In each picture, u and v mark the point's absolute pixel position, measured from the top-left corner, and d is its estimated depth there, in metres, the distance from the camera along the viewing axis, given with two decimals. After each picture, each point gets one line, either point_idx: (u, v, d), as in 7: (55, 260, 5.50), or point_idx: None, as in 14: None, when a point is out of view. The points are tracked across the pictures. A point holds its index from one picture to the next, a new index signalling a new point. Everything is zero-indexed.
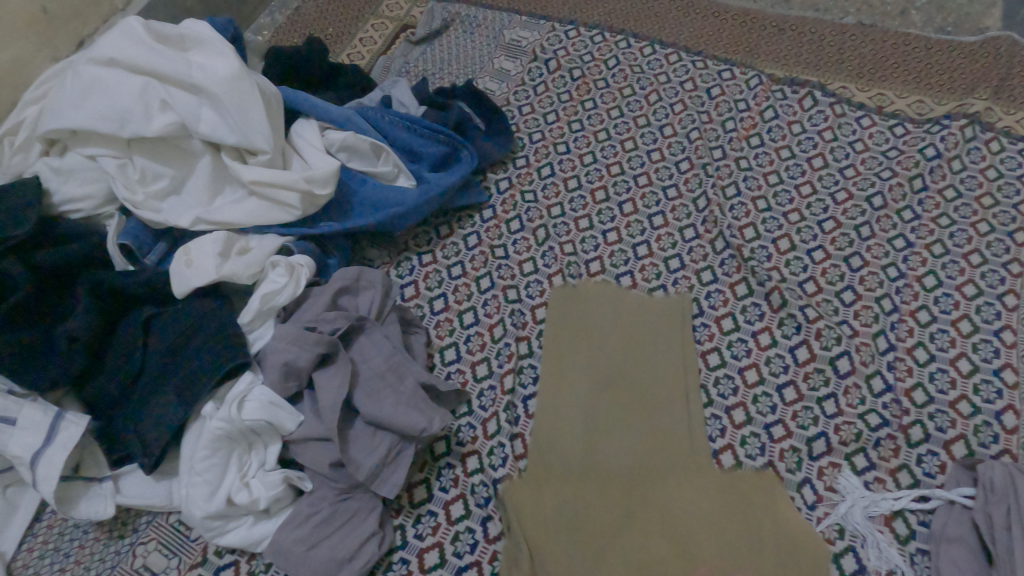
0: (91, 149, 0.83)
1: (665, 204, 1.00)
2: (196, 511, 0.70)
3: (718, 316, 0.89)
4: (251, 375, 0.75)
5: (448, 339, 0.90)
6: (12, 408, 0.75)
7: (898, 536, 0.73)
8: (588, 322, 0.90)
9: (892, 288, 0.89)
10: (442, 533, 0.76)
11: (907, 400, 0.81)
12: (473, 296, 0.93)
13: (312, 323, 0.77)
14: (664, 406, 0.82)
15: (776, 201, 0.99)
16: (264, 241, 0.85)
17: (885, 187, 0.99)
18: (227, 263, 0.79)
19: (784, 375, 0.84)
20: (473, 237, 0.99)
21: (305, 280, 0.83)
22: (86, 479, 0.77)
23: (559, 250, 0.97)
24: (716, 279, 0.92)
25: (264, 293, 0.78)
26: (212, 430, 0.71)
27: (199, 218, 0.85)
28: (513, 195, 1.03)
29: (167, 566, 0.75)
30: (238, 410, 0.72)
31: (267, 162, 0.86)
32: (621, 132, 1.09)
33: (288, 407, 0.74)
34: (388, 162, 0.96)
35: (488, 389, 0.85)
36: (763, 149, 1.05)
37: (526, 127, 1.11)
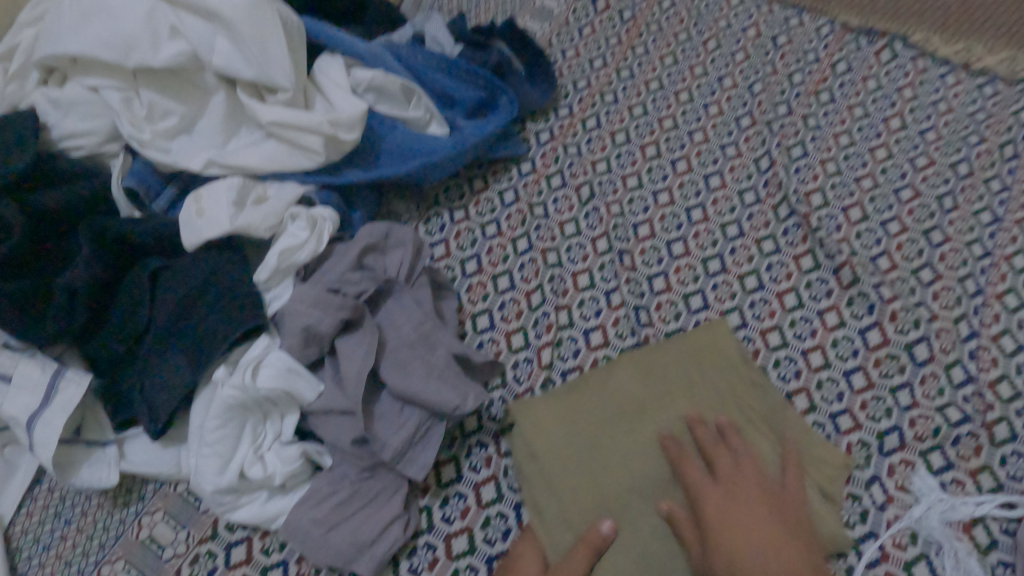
0: (93, 80, 0.74)
1: (723, 164, 0.91)
2: (206, 485, 0.64)
3: (780, 291, 0.81)
4: (267, 338, 0.68)
5: (481, 305, 0.82)
6: (7, 365, 0.69)
7: (978, 545, 0.66)
8: (636, 292, 0.82)
9: (977, 267, 0.80)
10: (472, 517, 0.70)
11: (991, 393, 0.73)
12: (509, 259, 0.85)
13: (335, 285, 0.69)
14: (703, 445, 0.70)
15: (848, 165, 0.89)
16: (283, 189, 0.76)
17: (972, 154, 0.88)
18: (242, 213, 0.71)
19: (852, 360, 0.76)
20: (510, 193, 0.90)
21: (328, 235, 0.74)
22: (88, 443, 0.71)
23: (605, 211, 0.88)
24: (778, 250, 0.83)
25: (283, 249, 0.70)
26: (223, 399, 0.64)
27: (211, 161, 0.76)
28: (554, 148, 0.94)
29: (174, 540, 0.70)
30: (252, 377, 0.65)
31: (288, 101, 0.77)
32: (675, 82, 0.99)
33: (308, 375, 0.67)
34: (419, 107, 0.87)
35: (524, 362, 0.78)
36: (834, 106, 0.94)
37: (570, 73, 1.00)
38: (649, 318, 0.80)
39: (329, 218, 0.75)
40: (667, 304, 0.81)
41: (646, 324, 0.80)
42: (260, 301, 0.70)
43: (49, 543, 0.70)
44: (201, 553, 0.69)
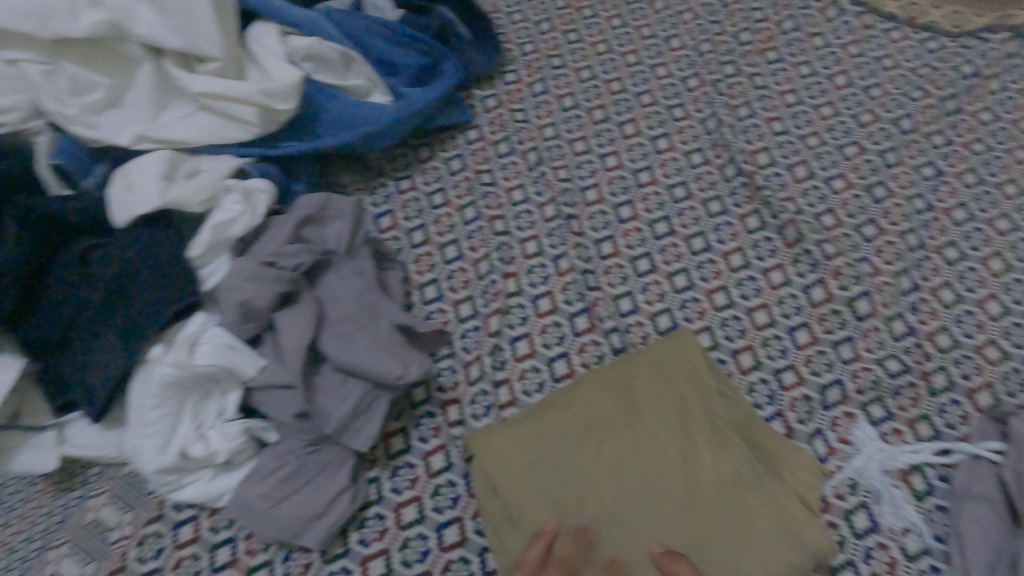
0: (8, 52, 0.71)
1: (671, 126, 0.90)
2: (146, 466, 0.63)
3: (726, 251, 0.81)
4: (203, 316, 0.67)
5: (428, 275, 0.81)
6: None
7: (915, 492, 0.67)
8: (584, 257, 0.81)
9: (919, 222, 0.81)
10: (421, 487, 0.70)
11: (931, 344, 0.74)
12: (456, 228, 0.84)
13: (271, 257, 0.68)
14: (673, 447, 0.65)
15: (794, 123, 0.89)
16: (218, 162, 0.75)
17: (915, 109, 0.89)
18: (173, 187, 0.70)
19: (797, 317, 0.76)
20: (457, 161, 0.89)
21: (264, 208, 0.73)
22: (25, 428, 0.69)
23: (552, 176, 0.87)
24: (724, 211, 0.84)
25: (216, 223, 0.69)
26: (159, 377, 0.63)
27: (142, 135, 0.74)
28: (501, 114, 0.92)
29: (121, 521, 0.68)
30: (188, 354, 0.64)
31: (218, 72, 0.75)
32: (623, 44, 0.97)
33: (247, 350, 0.66)
34: (360, 75, 0.86)
35: (472, 330, 0.77)
36: (781, 64, 0.94)
37: (516, 37, 0.99)
38: (597, 283, 0.80)
39: (264, 193, 0.73)
40: (615, 268, 0.81)
41: (594, 289, 0.79)
42: (195, 276, 0.68)
43: None
44: (148, 534, 0.68)
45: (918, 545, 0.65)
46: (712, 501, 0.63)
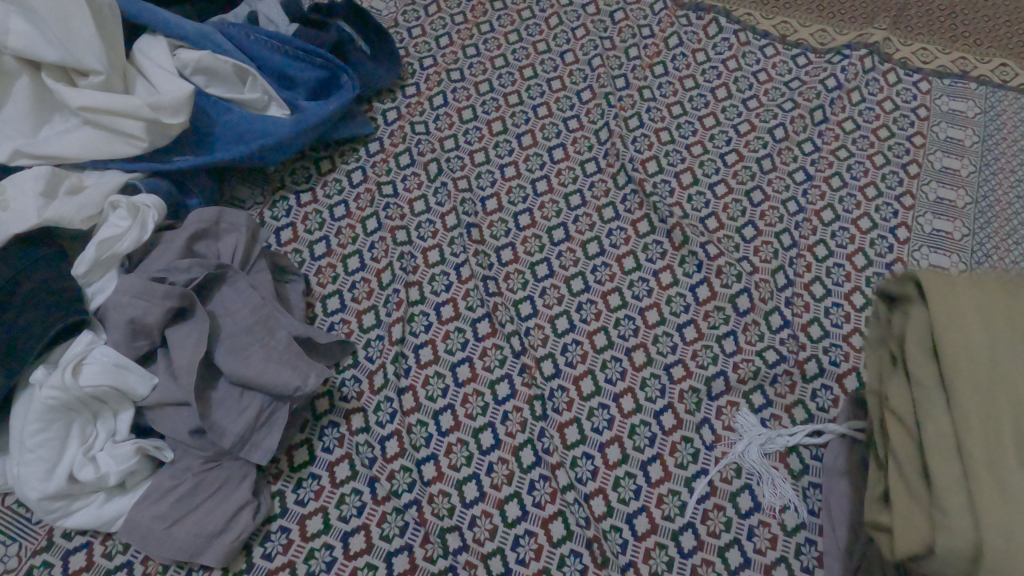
0: None
1: (566, 136, 0.94)
2: (30, 493, 0.61)
3: (620, 255, 0.85)
4: (90, 335, 0.65)
5: (331, 287, 0.82)
6: None
7: (792, 471, 0.73)
8: (484, 264, 0.84)
9: (792, 223, 0.88)
10: (326, 497, 0.70)
11: (804, 335, 0.80)
12: (358, 239, 0.85)
13: (161, 273, 0.67)
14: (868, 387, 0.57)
15: (679, 133, 0.95)
16: (104, 178, 0.73)
17: (787, 119, 0.96)
18: (53, 205, 0.67)
19: (684, 315, 0.81)
20: (358, 173, 0.90)
21: (153, 223, 0.72)
22: None
23: (453, 186, 0.89)
24: (617, 217, 0.88)
25: (102, 241, 0.68)
26: (42, 401, 0.61)
27: (19, 151, 0.71)
28: (402, 127, 0.94)
29: (4, 554, 0.65)
30: (73, 375, 0.62)
31: (102, 85, 0.73)
32: (520, 59, 1.01)
33: (138, 369, 0.65)
34: (255, 89, 0.85)
35: (375, 339, 0.78)
36: (667, 78, 1.00)
37: (416, 52, 1.01)
38: (497, 289, 0.82)
39: (155, 209, 0.72)
40: (514, 274, 0.83)
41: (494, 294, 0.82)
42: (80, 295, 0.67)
43: None
44: (36, 565, 0.65)
45: (796, 520, 0.70)
46: (930, 366, 0.48)
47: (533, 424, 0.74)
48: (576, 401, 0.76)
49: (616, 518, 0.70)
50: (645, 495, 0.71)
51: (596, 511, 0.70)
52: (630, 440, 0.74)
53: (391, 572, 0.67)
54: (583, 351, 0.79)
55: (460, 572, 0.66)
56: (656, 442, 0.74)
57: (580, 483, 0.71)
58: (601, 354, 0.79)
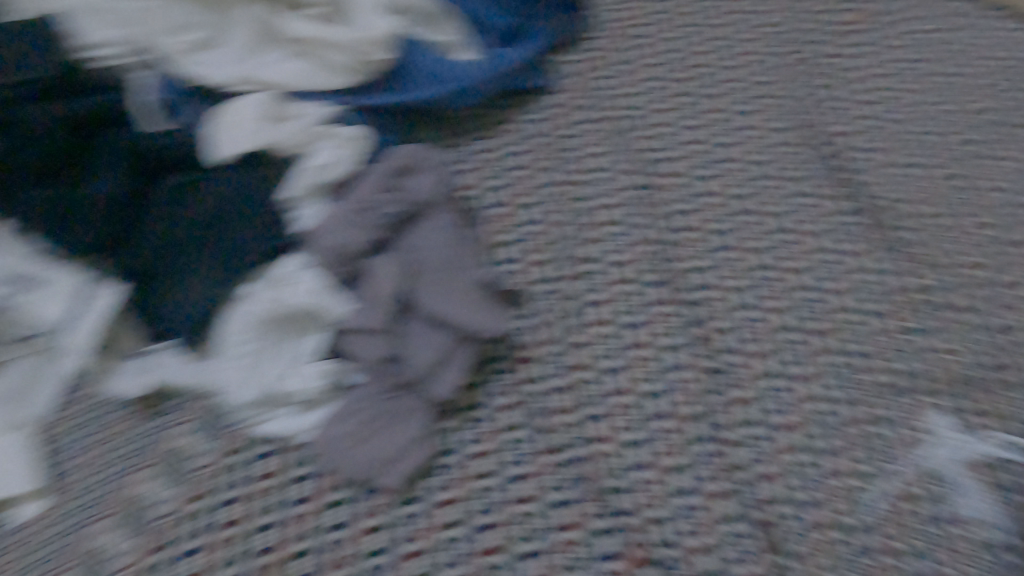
0: None
1: (756, 104, 0.89)
2: (233, 396, 0.69)
3: (807, 232, 0.80)
4: (294, 257, 0.73)
5: (504, 236, 0.81)
6: (43, 274, 0.71)
7: (992, 484, 0.66)
8: (662, 227, 0.81)
9: (1005, 216, 0.79)
10: (491, 441, 0.70)
11: (1010, 340, 0.73)
12: (535, 190, 0.84)
13: (362, 207, 0.72)
14: None
15: (881, 109, 0.87)
16: (318, 107, 0.79)
17: (1007, 103, 0.87)
18: (280, 129, 0.77)
19: (875, 304, 0.76)
20: (537, 124, 0.89)
21: (364, 152, 0.79)
22: (118, 355, 0.72)
23: (634, 145, 0.87)
24: (806, 192, 0.83)
25: (321, 165, 0.76)
26: (252, 311, 0.71)
27: (249, 76, 0.78)
28: (584, 80, 0.92)
29: (199, 450, 0.67)
30: (278, 291, 0.71)
31: (324, 22, 0.81)
32: (711, 19, 0.96)
33: (331, 292, 0.71)
34: (448, 31, 0.89)
35: (547, 292, 0.78)
36: (868, 50, 0.92)
37: (602, 5, 0.98)
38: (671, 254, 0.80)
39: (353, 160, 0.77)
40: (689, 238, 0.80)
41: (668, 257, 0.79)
42: None
43: (78, 447, 0.68)
44: (233, 464, 0.66)
45: (991, 536, 0.63)
46: None
47: (703, 398, 0.72)
48: (750, 379, 0.72)
49: (788, 506, 0.66)
50: (822, 486, 0.67)
51: (767, 495, 0.67)
52: (808, 427, 0.70)
53: (551, 523, 0.66)
54: (761, 328, 0.75)
55: (623, 535, 0.65)
56: (836, 433, 0.70)
57: (751, 464, 0.68)
58: (781, 334, 0.75)
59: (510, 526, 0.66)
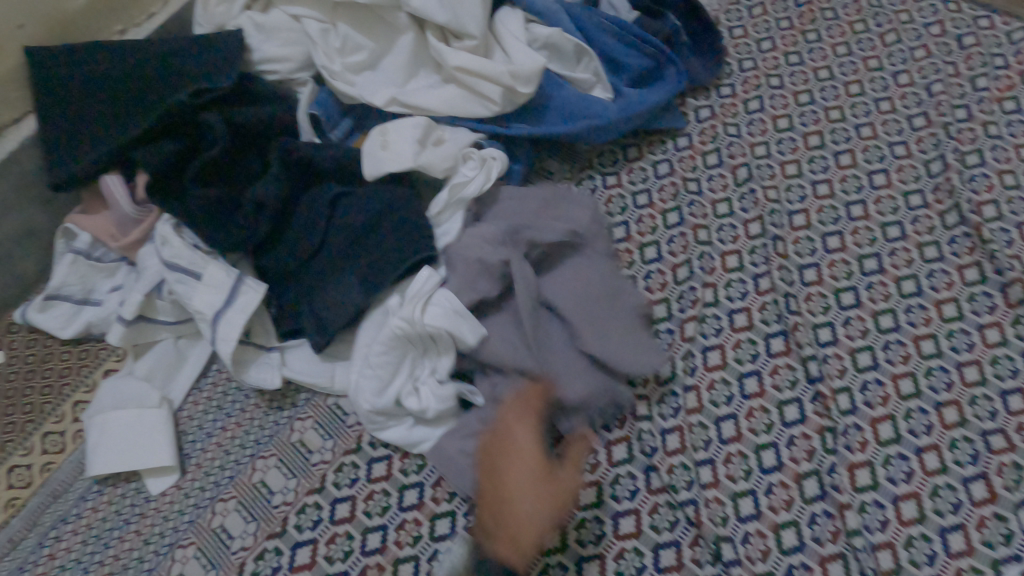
0: (297, 10, 0.81)
1: (890, 163, 0.88)
2: (363, 404, 0.70)
3: (939, 299, 0.78)
4: (433, 274, 0.71)
5: (626, 272, 0.83)
6: (197, 264, 0.75)
7: None
8: (787, 279, 0.81)
9: None
10: (602, 473, 0.72)
11: None
12: (658, 230, 0.86)
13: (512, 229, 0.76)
14: None
15: None
16: (458, 134, 0.80)
17: None
18: (425, 152, 0.75)
19: (1011, 381, 0.73)
20: (665, 165, 0.90)
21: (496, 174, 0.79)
22: (256, 346, 0.77)
23: (761, 195, 0.87)
24: (941, 258, 0.81)
25: (454, 184, 0.76)
26: (391, 328, 0.69)
27: (394, 99, 0.80)
28: (714, 126, 0.93)
29: (322, 447, 0.75)
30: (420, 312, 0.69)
31: (472, 50, 0.80)
32: (847, 73, 0.95)
33: (472, 321, 0.70)
34: (587, 70, 0.89)
35: (665, 333, 0.79)
36: (1020, 116, 0.88)
37: (736, 52, 0.99)
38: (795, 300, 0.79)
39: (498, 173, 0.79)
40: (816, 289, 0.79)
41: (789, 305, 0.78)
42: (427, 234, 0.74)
43: (212, 431, 0.77)
44: (346, 463, 0.74)
45: None
46: None
47: (821, 458, 0.71)
48: (872, 443, 0.71)
49: None
50: (941, 563, 0.65)
51: (883, 565, 0.66)
52: (930, 501, 0.68)
53: (657, 564, 0.67)
54: (884, 393, 0.74)
55: None
56: (961, 510, 0.67)
57: (867, 531, 0.67)
58: (906, 401, 0.73)
59: (618, 560, 0.68)
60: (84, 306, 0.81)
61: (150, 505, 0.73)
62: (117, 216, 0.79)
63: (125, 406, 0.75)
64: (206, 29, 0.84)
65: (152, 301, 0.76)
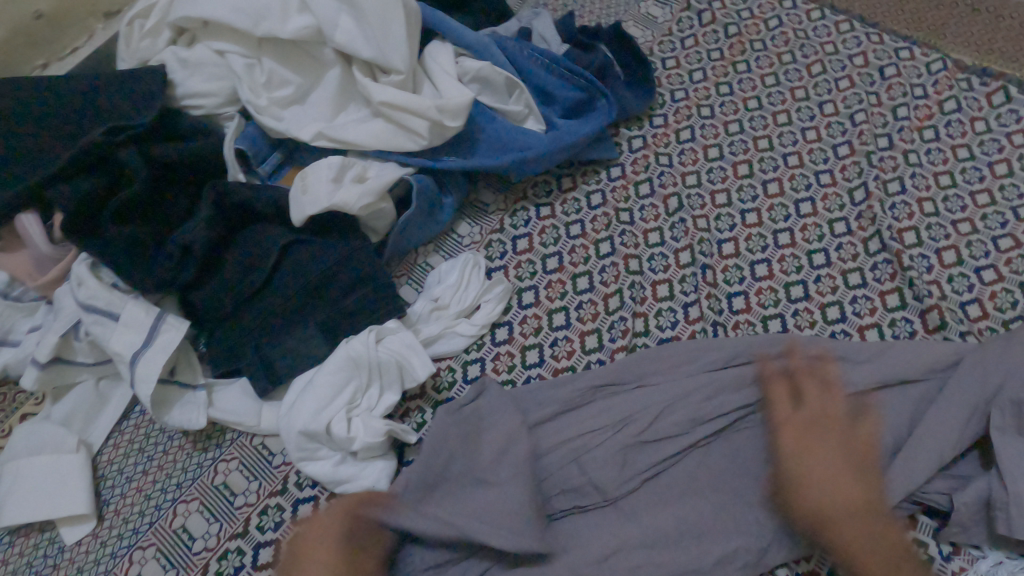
0: (220, 44, 0.80)
1: (816, 191, 0.89)
2: (296, 425, 0.70)
3: (863, 325, 0.80)
4: (396, 322, 0.76)
5: (559, 302, 0.83)
6: (115, 304, 0.73)
7: None
8: (715, 308, 0.82)
9: None
10: None
11: None
12: (590, 260, 0.86)
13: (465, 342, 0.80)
14: None
15: (945, 207, 0.86)
16: (384, 170, 0.80)
17: None
18: (341, 190, 0.76)
19: None
20: (598, 195, 0.91)
21: (475, 275, 0.83)
22: (181, 385, 0.76)
23: (691, 224, 0.88)
24: (864, 284, 0.82)
25: (368, 216, 0.80)
26: (347, 351, 0.72)
27: (320, 133, 0.80)
28: (647, 156, 0.94)
29: (246, 489, 0.73)
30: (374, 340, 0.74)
31: (399, 84, 0.80)
32: (775, 103, 0.97)
33: (424, 354, 0.75)
34: (519, 101, 0.88)
35: (597, 363, 0.79)
36: (937, 144, 0.91)
37: (668, 83, 1.00)
38: (841, 363, 0.72)
39: (499, 285, 0.83)
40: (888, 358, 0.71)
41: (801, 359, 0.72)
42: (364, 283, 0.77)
43: (132, 475, 0.75)
44: (270, 506, 0.72)
45: None
46: None
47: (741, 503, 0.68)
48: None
49: None
50: None
51: None
52: None
53: None
54: None
55: None
56: None
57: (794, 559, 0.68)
58: None
59: None
60: (2, 347, 0.78)
61: (65, 555, 0.71)
62: (33, 255, 0.77)
63: (39, 453, 0.73)
64: (130, 64, 0.83)
65: (68, 342, 0.74)
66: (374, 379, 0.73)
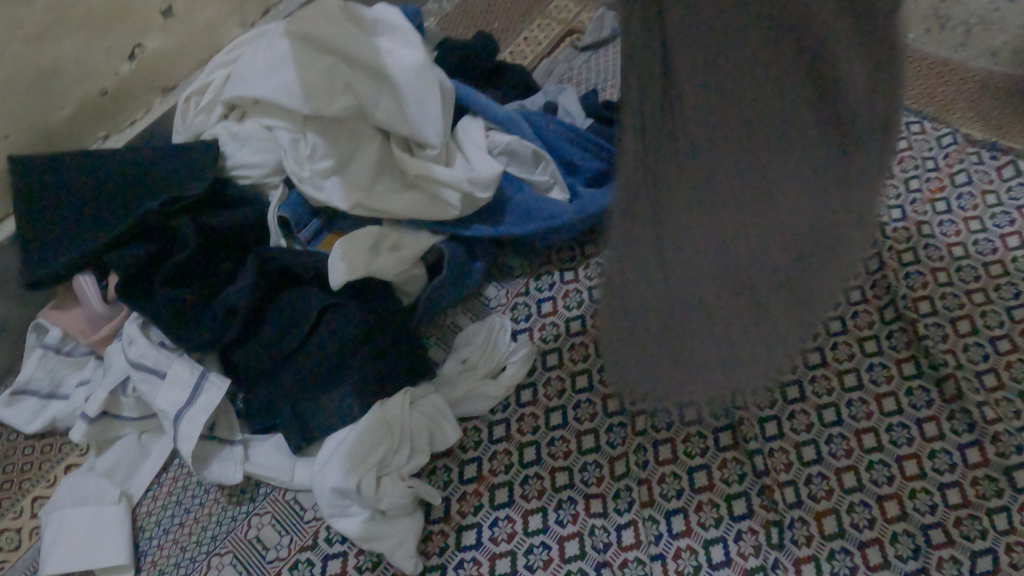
0: (270, 121, 0.85)
1: None
2: (326, 482, 0.73)
3: (880, 393, 0.81)
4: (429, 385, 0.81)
5: (581, 364, 0.86)
6: (162, 363, 0.78)
7: None
8: None
9: None
10: (553, 569, 0.74)
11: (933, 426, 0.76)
12: None
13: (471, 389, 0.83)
14: None
15: (960, 276, 0.86)
16: (417, 239, 0.86)
17: None
18: (378, 258, 0.82)
19: (949, 475, 0.75)
20: None
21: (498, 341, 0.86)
22: (219, 441, 0.80)
23: None
24: (880, 352, 0.84)
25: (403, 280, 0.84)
26: (382, 411, 0.76)
27: (360, 202, 0.85)
28: None
29: (277, 543, 0.76)
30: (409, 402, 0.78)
31: (434, 157, 0.85)
32: None
33: (452, 419, 0.80)
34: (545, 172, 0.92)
35: (618, 425, 0.82)
36: (950, 216, 0.92)
37: None
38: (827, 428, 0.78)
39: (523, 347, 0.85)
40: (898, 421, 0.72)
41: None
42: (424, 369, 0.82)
43: (169, 527, 0.78)
44: (301, 561, 0.75)
45: None
46: None
47: (714, 453, 0.80)
48: (795, 464, 0.77)
49: None
50: None
51: None
52: None
53: None
54: (828, 487, 0.76)
55: None
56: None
57: None
58: (849, 495, 0.76)
59: None
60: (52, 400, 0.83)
61: None
62: (88, 313, 0.83)
63: (83, 504, 0.76)
64: (185, 137, 0.90)
65: (115, 398, 0.79)
66: (406, 441, 0.76)
